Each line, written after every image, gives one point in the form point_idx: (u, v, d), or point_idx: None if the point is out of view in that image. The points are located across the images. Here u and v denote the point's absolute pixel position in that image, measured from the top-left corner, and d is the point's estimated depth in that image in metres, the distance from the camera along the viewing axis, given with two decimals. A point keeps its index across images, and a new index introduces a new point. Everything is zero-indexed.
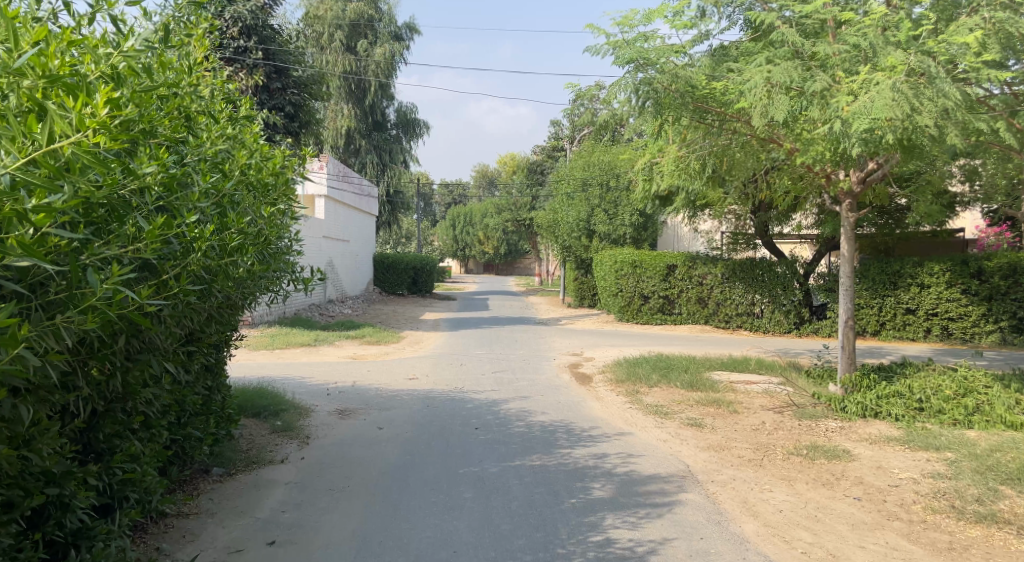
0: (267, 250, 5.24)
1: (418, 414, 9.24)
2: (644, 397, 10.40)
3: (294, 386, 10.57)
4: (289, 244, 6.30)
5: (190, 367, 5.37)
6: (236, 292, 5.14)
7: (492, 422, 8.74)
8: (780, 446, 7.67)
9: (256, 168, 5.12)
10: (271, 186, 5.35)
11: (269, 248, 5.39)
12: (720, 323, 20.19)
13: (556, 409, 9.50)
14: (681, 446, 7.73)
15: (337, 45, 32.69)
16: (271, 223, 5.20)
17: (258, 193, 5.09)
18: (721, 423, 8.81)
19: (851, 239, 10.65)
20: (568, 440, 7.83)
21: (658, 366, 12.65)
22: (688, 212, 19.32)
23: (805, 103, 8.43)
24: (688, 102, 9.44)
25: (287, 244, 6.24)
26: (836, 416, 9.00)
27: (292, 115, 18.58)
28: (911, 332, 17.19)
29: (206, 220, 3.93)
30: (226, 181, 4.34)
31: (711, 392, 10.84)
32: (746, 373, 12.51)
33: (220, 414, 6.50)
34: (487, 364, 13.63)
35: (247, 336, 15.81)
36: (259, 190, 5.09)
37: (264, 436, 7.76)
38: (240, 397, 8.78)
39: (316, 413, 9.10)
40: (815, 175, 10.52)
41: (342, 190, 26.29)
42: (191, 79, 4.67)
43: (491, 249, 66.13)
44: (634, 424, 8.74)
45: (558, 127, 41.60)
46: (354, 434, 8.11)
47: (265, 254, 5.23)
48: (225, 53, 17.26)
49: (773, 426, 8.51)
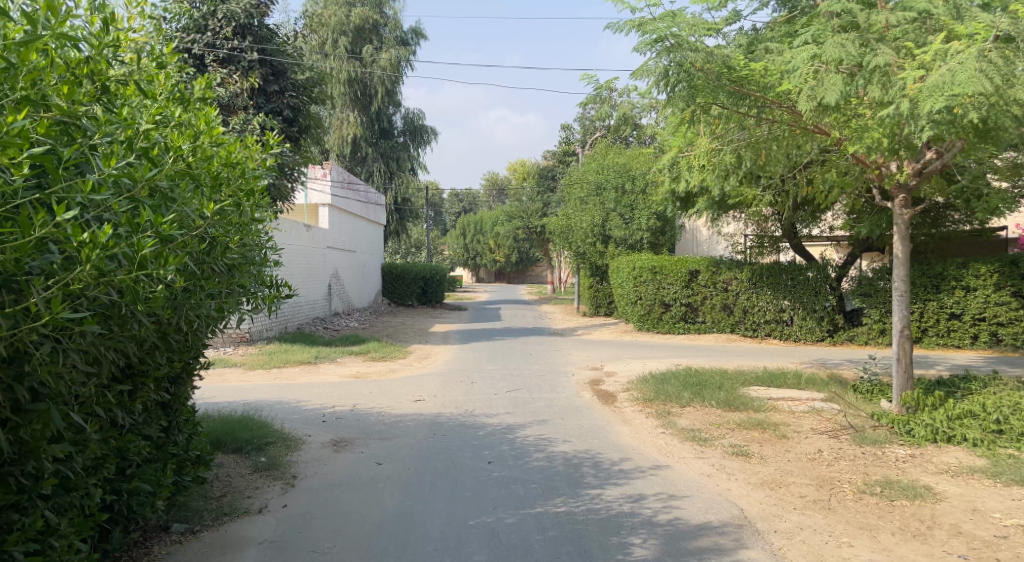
0: (213, 256, 4.26)
1: (423, 444, 8.15)
2: (678, 420, 9.26)
3: (286, 413, 9.49)
4: (261, 254, 5.34)
5: (131, 406, 4.32)
6: (186, 312, 4.12)
7: (508, 453, 7.66)
8: (847, 481, 6.53)
9: (204, 153, 4.17)
10: (225, 179, 4.41)
11: (223, 255, 4.40)
12: (747, 331, 19.02)
13: (579, 436, 8.38)
14: (729, 483, 6.61)
15: (341, 51, 31.83)
16: (222, 223, 4.22)
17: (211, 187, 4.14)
18: (770, 451, 7.66)
19: (906, 239, 9.49)
20: (596, 477, 6.72)
21: (688, 382, 11.50)
22: (712, 214, 18.16)
23: (862, 83, 7.28)
24: (724, 85, 8.33)
25: (259, 253, 5.26)
26: (901, 440, 7.86)
27: (291, 119, 17.30)
28: (956, 338, 16.04)
29: (99, 222, 3.04)
30: (152, 167, 3.43)
31: (751, 412, 9.69)
32: (786, 389, 11.36)
33: (183, 456, 5.44)
34: (500, 382, 12.51)
35: (242, 355, 14.78)
36: (210, 184, 4.15)
37: (243, 477, 6.68)
38: (218, 429, 7.70)
39: (307, 446, 8.01)
40: (864, 169, 9.42)
41: (348, 198, 25.27)
42: (118, 37, 3.75)
43: (502, 257, 65.09)
44: (671, 454, 7.62)
45: (569, 131, 40.49)
46: (348, 473, 7.02)
47: (212, 262, 4.26)
48: (217, 55, 16.39)
49: (831, 454, 7.36)
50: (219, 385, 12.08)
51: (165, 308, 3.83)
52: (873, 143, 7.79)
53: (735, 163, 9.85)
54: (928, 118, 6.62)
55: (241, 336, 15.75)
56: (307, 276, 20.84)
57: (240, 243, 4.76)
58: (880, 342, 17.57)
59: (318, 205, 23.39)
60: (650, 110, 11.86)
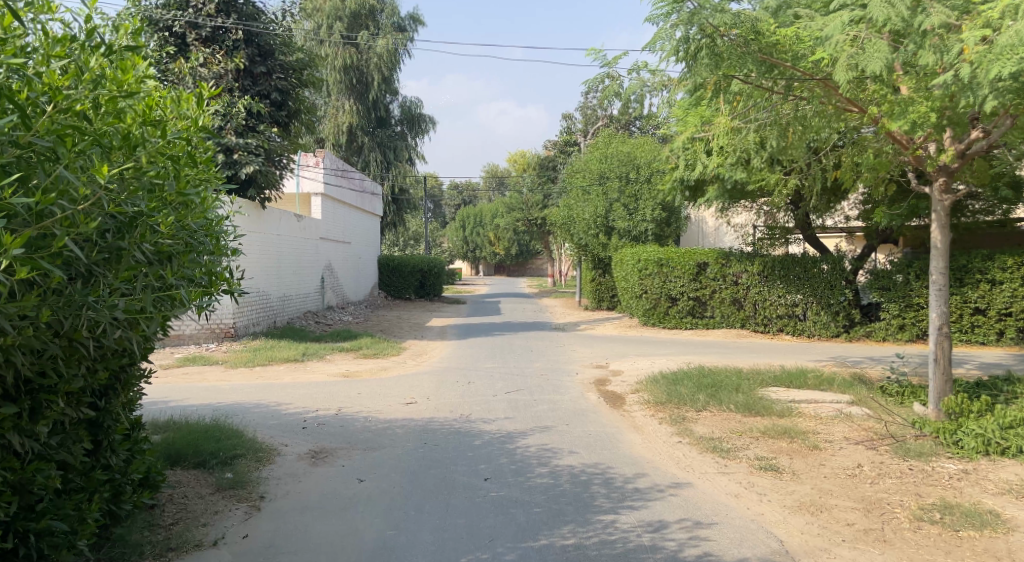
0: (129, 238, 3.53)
1: (411, 455, 7.28)
2: (694, 428, 8.37)
3: (262, 419, 8.59)
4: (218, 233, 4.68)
5: (32, 430, 3.52)
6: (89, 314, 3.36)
7: (507, 466, 6.80)
8: (897, 504, 5.64)
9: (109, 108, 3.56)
10: (141, 139, 3.75)
11: (148, 239, 3.63)
12: (758, 326, 18.15)
13: (587, 447, 7.50)
14: (763, 506, 5.73)
15: (336, 37, 30.85)
16: (130, 193, 3.52)
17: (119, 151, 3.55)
18: (802, 465, 6.76)
19: (945, 229, 8.52)
20: (608, 499, 5.87)
21: (701, 383, 10.62)
22: (722, 204, 17.25)
23: (910, 48, 6.47)
24: (755, 51, 7.43)
25: (213, 237, 4.56)
26: (949, 452, 6.99)
27: (279, 103, 16.39)
28: (980, 335, 15.14)
29: None
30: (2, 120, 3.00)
31: (774, 417, 8.80)
32: (808, 391, 10.49)
33: (121, 480, 4.60)
34: (498, 382, 11.63)
35: (223, 352, 13.93)
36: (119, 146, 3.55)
37: (202, 498, 5.82)
38: (178, 442, 6.82)
39: (281, 458, 7.13)
40: (899, 152, 8.54)
41: (342, 188, 24.39)
42: None
43: (501, 250, 64.24)
44: (690, 469, 6.73)
45: (570, 120, 39.51)
46: (323, 493, 6.16)
47: (129, 246, 3.52)
48: (200, 34, 15.65)
49: (873, 470, 6.46)
50: (196, 386, 11.18)
51: (42, 309, 3.12)
52: (919, 119, 6.96)
53: (759, 142, 8.94)
54: (992, 86, 5.91)
55: (225, 331, 14.86)
56: (298, 268, 19.93)
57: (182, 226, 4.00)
58: (898, 338, 16.67)
59: (312, 194, 22.44)
60: (662, 90, 10.95)
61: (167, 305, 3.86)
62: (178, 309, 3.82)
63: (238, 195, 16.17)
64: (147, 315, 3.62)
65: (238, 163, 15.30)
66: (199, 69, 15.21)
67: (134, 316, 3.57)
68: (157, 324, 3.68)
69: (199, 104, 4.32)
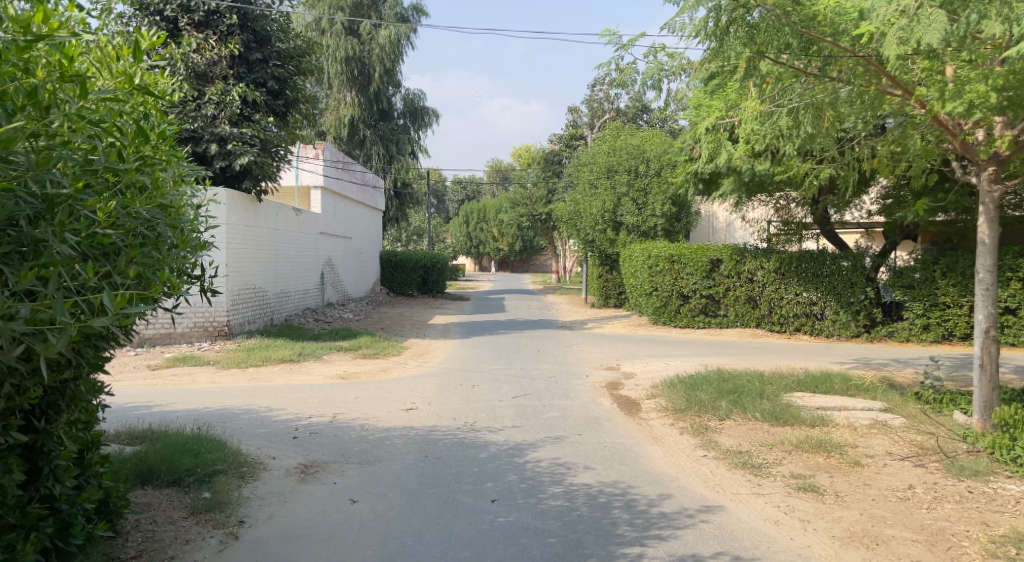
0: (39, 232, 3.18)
1: (410, 471, 6.61)
2: (719, 440, 7.65)
3: (249, 427, 7.91)
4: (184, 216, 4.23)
5: None
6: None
7: (517, 485, 6.14)
8: (964, 536, 4.98)
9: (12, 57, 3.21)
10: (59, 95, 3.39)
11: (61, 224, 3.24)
12: (774, 326, 17.43)
13: (603, 462, 6.82)
14: (808, 536, 5.06)
15: (337, 27, 30.14)
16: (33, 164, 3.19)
17: (25, 115, 3.21)
18: (844, 486, 6.05)
19: (993, 224, 7.71)
20: (633, 527, 5.20)
21: (722, 389, 9.92)
22: (738, 198, 16.54)
23: (971, 19, 5.92)
24: (796, 23, 6.77)
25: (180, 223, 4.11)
26: (1006, 470, 6.29)
27: (276, 91, 15.70)
28: (1011, 335, 14.40)
29: None
30: None
31: (805, 428, 8.10)
32: (837, 397, 9.81)
33: (68, 512, 3.98)
34: (505, 385, 10.95)
35: (216, 351, 13.27)
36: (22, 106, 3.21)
37: (173, 522, 5.16)
38: (152, 456, 6.13)
39: (267, 474, 6.45)
40: (945, 138, 7.84)
41: (342, 181, 23.71)
42: None
43: (504, 246, 63.55)
44: (720, 489, 6.03)
45: (576, 114, 38.78)
46: (311, 517, 5.50)
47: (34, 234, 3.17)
48: (193, 18, 14.90)
49: (928, 493, 5.77)
50: (183, 389, 10.50)
51: None
52: (977, 100, 6.44)
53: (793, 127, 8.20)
54: None
55: (218, 329, 14.18)
56: (296, 264, 19.24)
57: (126, 214, 3.59)
58: (922, 339, 15.92)
59: (312, 187, 21.74)
60: (681, 74, 10.24)
61: (91, 312, 3.32)
62: (102, 320, 3.17)
63: (234, 187, 15.51)
64: (56, 326, 3.10)
65: (233, 153, 14.66)
66: (191, 55, 14.54)
67: (41, 327, 3.08)
68: (67, 338, 3.10)
69: (137, 58, 3.86)
